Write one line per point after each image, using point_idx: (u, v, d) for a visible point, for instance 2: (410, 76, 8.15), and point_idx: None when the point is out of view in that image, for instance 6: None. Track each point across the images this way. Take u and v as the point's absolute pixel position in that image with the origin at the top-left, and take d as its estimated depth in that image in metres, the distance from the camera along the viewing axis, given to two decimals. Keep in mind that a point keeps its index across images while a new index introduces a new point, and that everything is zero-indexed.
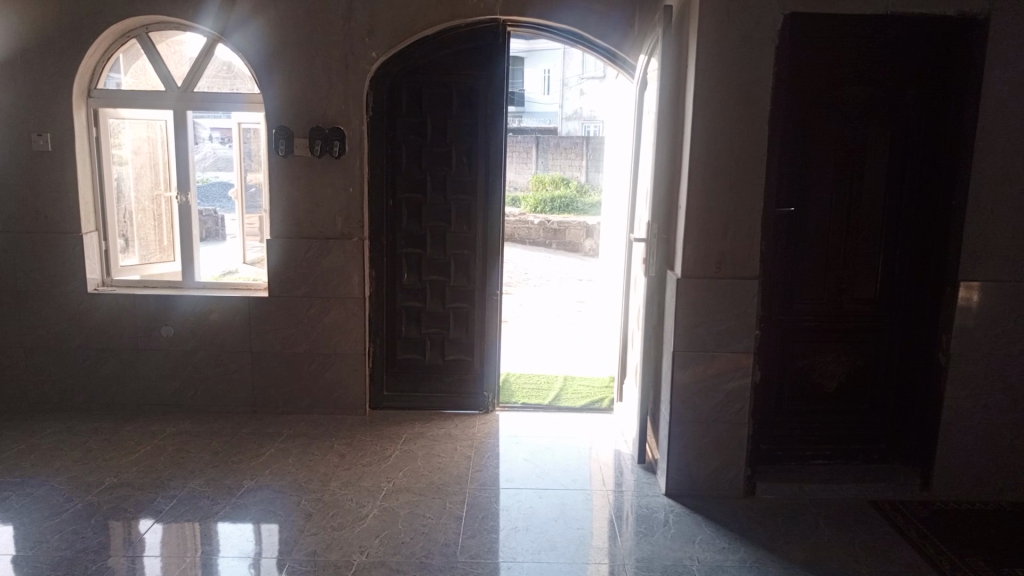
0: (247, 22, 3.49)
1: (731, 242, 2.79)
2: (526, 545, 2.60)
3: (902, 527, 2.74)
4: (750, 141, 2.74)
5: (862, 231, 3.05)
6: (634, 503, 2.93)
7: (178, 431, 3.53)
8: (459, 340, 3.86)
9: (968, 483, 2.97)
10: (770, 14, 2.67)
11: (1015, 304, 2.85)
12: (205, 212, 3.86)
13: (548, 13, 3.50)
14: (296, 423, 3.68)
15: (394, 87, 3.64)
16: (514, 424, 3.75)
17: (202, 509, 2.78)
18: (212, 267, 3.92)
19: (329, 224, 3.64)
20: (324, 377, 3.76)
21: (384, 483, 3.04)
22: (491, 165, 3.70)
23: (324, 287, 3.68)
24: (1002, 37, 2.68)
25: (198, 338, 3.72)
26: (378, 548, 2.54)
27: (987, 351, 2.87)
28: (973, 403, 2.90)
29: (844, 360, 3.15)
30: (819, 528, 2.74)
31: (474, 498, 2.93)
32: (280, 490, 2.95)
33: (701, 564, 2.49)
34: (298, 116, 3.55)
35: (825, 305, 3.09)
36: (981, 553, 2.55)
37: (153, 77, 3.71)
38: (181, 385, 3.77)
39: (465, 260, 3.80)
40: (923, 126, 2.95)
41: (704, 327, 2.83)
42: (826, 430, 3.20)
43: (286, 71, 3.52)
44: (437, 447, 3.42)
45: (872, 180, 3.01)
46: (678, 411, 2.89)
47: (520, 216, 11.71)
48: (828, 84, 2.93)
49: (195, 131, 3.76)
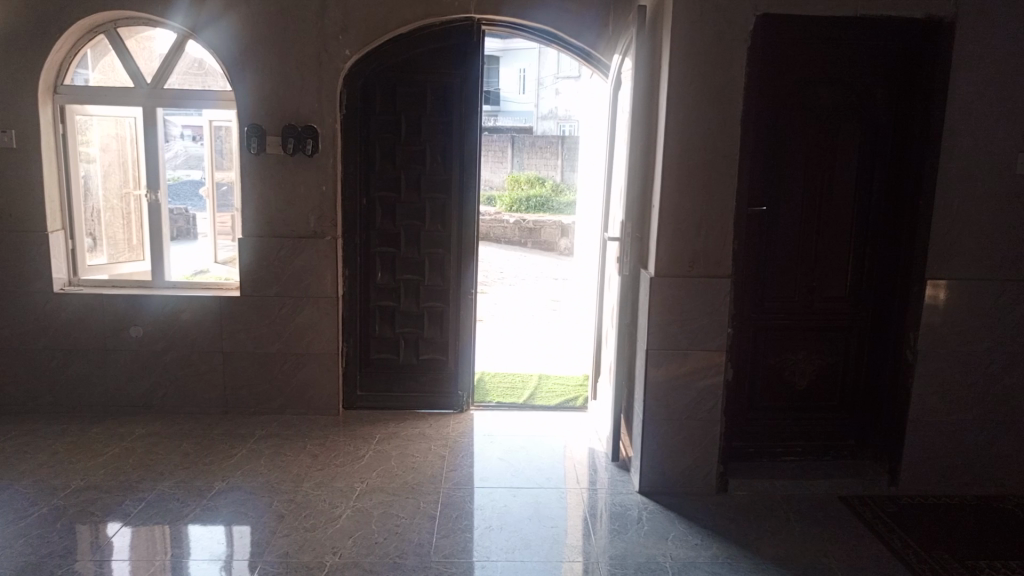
0: (219, 19, 3.44)
1: (704, 241, 2.82)
2: (499, 544, 2.60)
3: (870, 521, 2.78)
4: (723, 141, 2.76)
5: (832, 231, 3.08)
6: (608, 500, 2.94)
7: (147, 433, 3.47)
8: (433, 340, 3.85)
9: (934, 478, 3.02)
10: (742, 14, 2.70)
11: (979, 302, 2.91)
12: (176, 211, 3.81)
13: (522, 12, 3.51)
14: (268, 423, 3.65)
15: (368, 85, 3.62)
16: (489, 423, 3.74)
17: (171, 512, 2.74)
18: (183, 266, 3.85)
19: (301, 223, 3.61)
20: (297, 377, 3.72)
21: (358, 483, 3.02)
22: (466, 163, 3.69)
23: (297, 287, 3.65)
24: (968, 39, 2.75)
25: (169, 338, 3.67)
26: (351, 549, 2.52)
27: (952, 348, 2.92)
28: (939, 398, 2.96)
29: (815, 358, 3.18)
30: (790, 523, 2.77)
31: (449, 498, 2.93)
32: (252, 492, 2.92)
33: (674, 562, 2.50)
34: (270, 113, 3.52)
35: (796, 303, 3.12)
36: (947, 547, 2.59)
37: (122, 74, 3.66)
38: (151, 386, 3.72)
39: (440, 259, 3.79)
40: (891, 127, 2.99)
41: (677, 325, 2.85)
42: (797, 428, 3.23)
43: (258, 67, 3.48)
44: (411, 447, 3.41)
45: (842, 180, 3.05)
46: (652, 409, 2.90)
47: (495, 215, 11.70)
48: (799, 84, 2.96)
49: (166, 129, 3.71)
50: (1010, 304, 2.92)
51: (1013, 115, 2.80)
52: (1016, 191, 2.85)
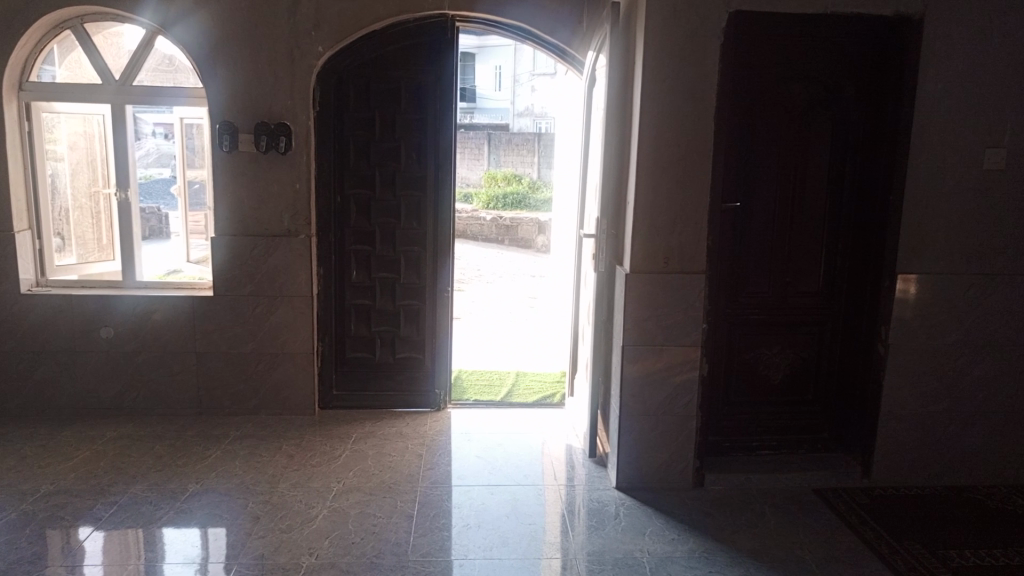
0: (189, 15, 3.40)
1: (679, 237, 2.83)
2: (477, 542, 2.59)
3: (844, 513, 2.82)
4: (696, 138, 2.78)
5: (806, 226, 3.11)
6: (586, 497, 2.95)
7: (118, 435, 3.42)
8: (410, 338, 3.83)
9: (906, 469, 3.07)
10: (714, 12, 2.71)
11: (949, 296, 2.95)
12: (147, 210, 3.76)
13: (496, 8, 3.50)
14: (243, 424, 3.61)
15: (341, 82, 3.59)
16: (466, 421, 3.73)
17: (144, 515, 2.71)
18: (155, 266, 3.81)
19: (275, 221, 3.57)
20: (272, 378, 3.69)
21: (335, 483, 3.00)
22: (441, 160, 3.68)
23: (271, 286, 3.61)
24: (935, 36, 2.78)
25: (141, 338, 3.62)
26: (327, 550, 2.50)
27: (922, 340, 2.97)
28: (910, 390, 3.00)
29: (789, 352, 3.21)
30: (765, 516, 2.79)
31: (426, 496, 2.92)
32: (227, 493, 2.89)
33: (651, 557, 2.51)
34: (242, 110, 3.47)
35: (770, 298, 3.15)
36: (918, 538, 2.63)
37: (89, 70, 3.59)
38: (123, 388, 3.66)
39: (415, 257, 3.77)
40: (862, 123, 3.03)
41: (653, 322, 2.86)
42: (773, 422, 3.26)
43: (230, 64, 3.43)
44: (388, 446, 3.39)
45: (815, 176, 3.07)
46: (628, 405, 2.91)
47: (472, 213, 11.69)
48: (772, 80, 2.97)
49: (136, 127, 3.66)
50: (978, 298, 2.96)
51: (979, 112, 2.85)
52: (983, 186, 2.90)
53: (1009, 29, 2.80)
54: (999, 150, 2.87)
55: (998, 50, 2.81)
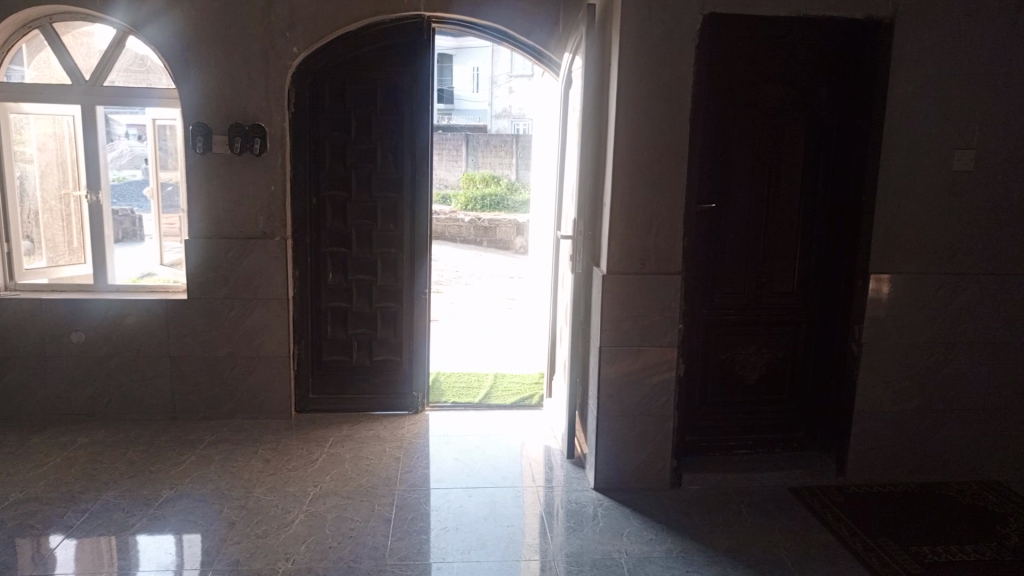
0: (161, 15, 3.35)
1: (655, 238, 2.84)
2: (455, 545, 2.58)
3: (820, 511, 2.84)
4: (672, 140, 2.79)
5: (780, 227, 3.14)
6: (564, 498, 2.95)
7: (90, 441, 3.36)
8: (387, 340, 3.82)
9: (879, 466, 3.11)
10: (689, 14, 2.73)
11: (920, 295, 2.99)
12: (120, 212, 3.72)
13: (472, 9, 3.49)
14: (218, 429, 3.57)
15: (317, 82, 3.56)
16: (444, 423, 3.72)
17: (116, 522, 2.66)
18: (128, 269, 3.76)
19: (250, 224, 3.54)
20: (248, 381, 3.65)
21: (311, 487, 2.98)
22: (418, 161, 3.67)
23: (246, 288, 3.58)
24: (905, 39, 2.82)
25: (113, 343, 3.57)
26: (304, 555, 2.48)
27: (894, 339, 3.01)
28: (883, 388, 3.04)
29: (765, 352, 3.24)
30: (741, 515, 2.81)
31: (404, 500, 2.90)
32: (202, 499, 2.85)
33: (629, 557, 2.52)
34: (216, 111, 3.44)
35: (746, 298, 3.17)
36: (893, 535, 2.65)
37: (59, 71, 3.54)
38: (94, 393, 3.61)
39: (392, 259, 3.75)
40: (834, 126, 3.06)
41: (630, 323, 2.87)
42: (749, 421, 3.29)
43: (203, 65, 3.40)
44: (366, 449, 3.37)
45: (789, 177, 3.10)
46: (606, 406, 2.92)
47: (450, 214, 11.67)
48: (745, 82, 3.00)
49: (109, 128, 3.62)
50: (948, 297, 3.01)
51: (948, 114, 2.89)
52: (953, 187, 2.94)
53: (977, 32, 2.85)
54: (968, 152, 2.92)
55: (967, 53, 2.86)
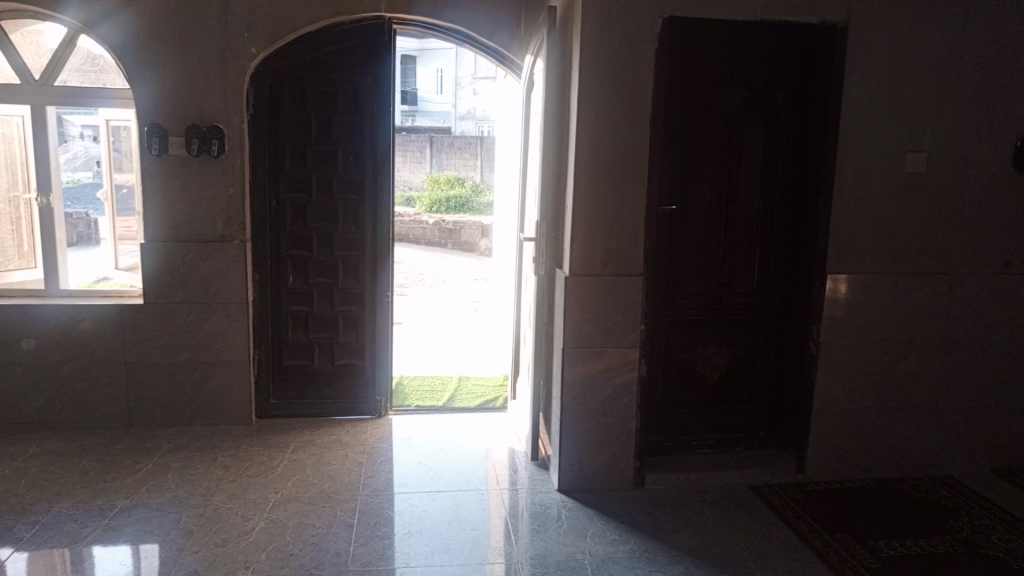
0: (114, 13, 3.28)
1: (617, 240, 2.86)
2: (419, 550, 2.57)
3: (780, 508, 2.88)
4: (632, 142, 2.81)
5: (740, 228, 3.18)
6: (528, 500, 2.95)
7: (41, 451, 3.27)
8: (349, 344, 3.78)
9: (837, 463, 3.16)
10: (649, 17, 2.75)
11: (875, 295, 3.05)
12: (74, 215, 3.62)
13: (433, 11, 3.48)
14: (176, 436, 3.50)
15: (276, 83, 3.52)
16: (408, 427, 3.69)
17: (70, 534, 2.59)
18: (82, 274, 3.66)
19: (208, 227, 3.48)
20: (206, 387, 3.59)
21: (272, 494, 2.93)
22: (379, 163, 3.64)
23: (204, 293, 3.51)
24: (859, 44, 2.88)
25: (66, 349, 3.48)
26: (264, 563, 2.44)
27: (851, 338, 3.06)
28: (841, 387, 3.10)
29: (725, 352, 3.27)
30: (703, 514, 2.83)
31: (366, 505, 2.87)
32: (159, 508, 2.79)
33: (592, 558, 2.53)
34: (172, 112, 3.37)
35: (706, 299, 3.20)
36: (850, 530, 2.70)
37: (7, 70, 3.44)
38: (46, 401, 3.51)
39: (354, 262, 3.72)
40: (792, 129, 3.11)
41: (592, 324, 2.88)
42: (710, 421, 3.32)
43: (158, 65, 3.33)
44: (328, 454, 3.33)
45: (748, 179, 3.14)
46: (569, 407, 2.92)
47: (414, 216, 11.61)
48: (705, 85, 3.03)
49: (62, 129, 3.53)
50: (902, 297, 3.07)
51: (900, 117, 2.96)
52: (906, 189, 3.01)
53: (927, 38, 2.92)
54: (919, 155, 2.99)
55: (918, 58, 2.93)
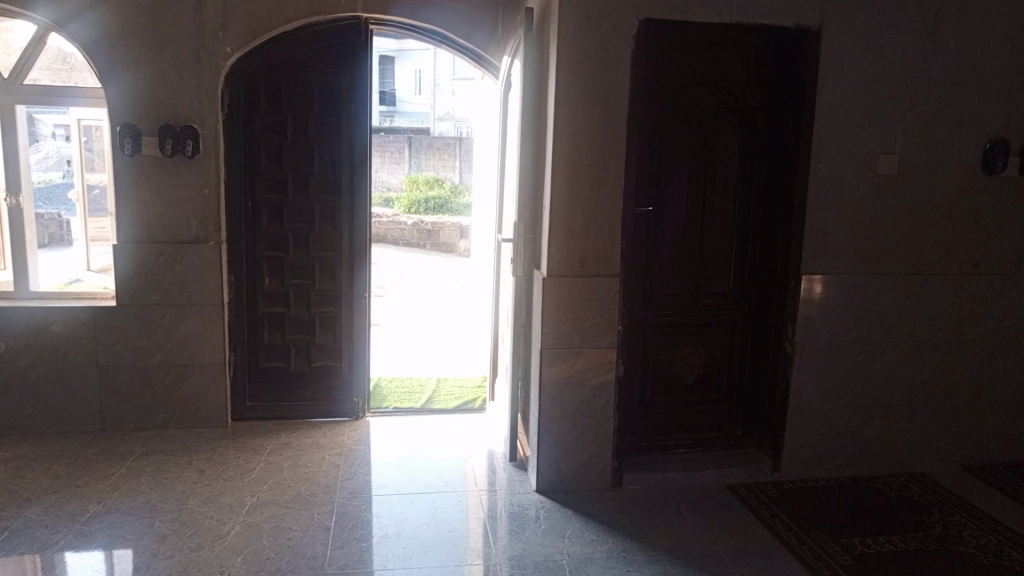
0: (86, 11, 3.23)
1: (594, 241, 2.87)
2: (397, 552, 2.55)
3: (756, 507, 2.90)
4: (609, 143, 2.82)
5: (715, 229, 3.20)
6: (507, 501, 2.95)
7: (11, 456, 3.21)
8: (326, 346, 3.76)
9: (811, 462, 3.19)
10: (626, 20, 2.76)
11: (849, 295, 3.09)
12: (45, 216, 3.57)
13: (410, 12, 3.47)
14: (150, 439, 3.45)
15: (251, 83, 3.48)
16: (386, 429, 3.68)
17: (40, 540, 2.55)
18: (54, 276, 3.60)
19: (182, 228, 3.44)
20: (181, 390, 3.55)
21: (248, 498, 2.91)
22: (356, 164, 3.62)
23: (179, 294, 3.47)
24: (832, 48, 2.91)
25: (37, 352, 3.42)
26: (240, 567, 2.42)
27: (825, 338, 3.10)
28: (815, 386, 3.13)
29: (701, 352, 3.30)
30: (680, 514, 2.85)
31: (343, 508, 2.85)
32: (132, 513, 2.75)
33: (570, 558, 2.53)
34: (145, 112, 3.33)
35: (682, 299, 3.22)
36: (825, 528, 2.73)
37: None
38: (16, 405, 3.44)
39: (331, 263, 3.70)
40: (766, 130, 3.14)
41: (570, 325, 2.89)
42: (686, 420, 3.34)
43: (131, 64, 3.28)
44: (305, 457, 3.31)
45: (723, 181, 3.17)
46: (547, 408, 2.93)
47: (392, 217, 11.57)
48: (680, 87, 3.05)
49: (34, 128, 3.47)
50: (875, 297, 3.11)
51: (873, 120, 2.99)
52: (878, 191, 3.05)
53: (899, 41, 2.96)
54: (891, 157, 3.03)
55: (890, 61, 2.97)
